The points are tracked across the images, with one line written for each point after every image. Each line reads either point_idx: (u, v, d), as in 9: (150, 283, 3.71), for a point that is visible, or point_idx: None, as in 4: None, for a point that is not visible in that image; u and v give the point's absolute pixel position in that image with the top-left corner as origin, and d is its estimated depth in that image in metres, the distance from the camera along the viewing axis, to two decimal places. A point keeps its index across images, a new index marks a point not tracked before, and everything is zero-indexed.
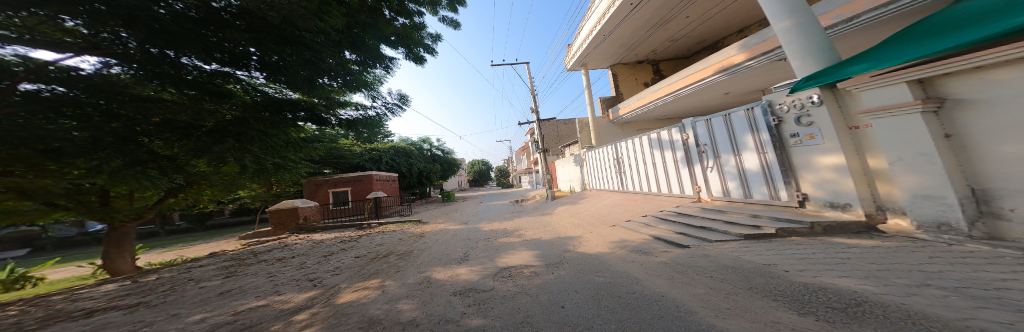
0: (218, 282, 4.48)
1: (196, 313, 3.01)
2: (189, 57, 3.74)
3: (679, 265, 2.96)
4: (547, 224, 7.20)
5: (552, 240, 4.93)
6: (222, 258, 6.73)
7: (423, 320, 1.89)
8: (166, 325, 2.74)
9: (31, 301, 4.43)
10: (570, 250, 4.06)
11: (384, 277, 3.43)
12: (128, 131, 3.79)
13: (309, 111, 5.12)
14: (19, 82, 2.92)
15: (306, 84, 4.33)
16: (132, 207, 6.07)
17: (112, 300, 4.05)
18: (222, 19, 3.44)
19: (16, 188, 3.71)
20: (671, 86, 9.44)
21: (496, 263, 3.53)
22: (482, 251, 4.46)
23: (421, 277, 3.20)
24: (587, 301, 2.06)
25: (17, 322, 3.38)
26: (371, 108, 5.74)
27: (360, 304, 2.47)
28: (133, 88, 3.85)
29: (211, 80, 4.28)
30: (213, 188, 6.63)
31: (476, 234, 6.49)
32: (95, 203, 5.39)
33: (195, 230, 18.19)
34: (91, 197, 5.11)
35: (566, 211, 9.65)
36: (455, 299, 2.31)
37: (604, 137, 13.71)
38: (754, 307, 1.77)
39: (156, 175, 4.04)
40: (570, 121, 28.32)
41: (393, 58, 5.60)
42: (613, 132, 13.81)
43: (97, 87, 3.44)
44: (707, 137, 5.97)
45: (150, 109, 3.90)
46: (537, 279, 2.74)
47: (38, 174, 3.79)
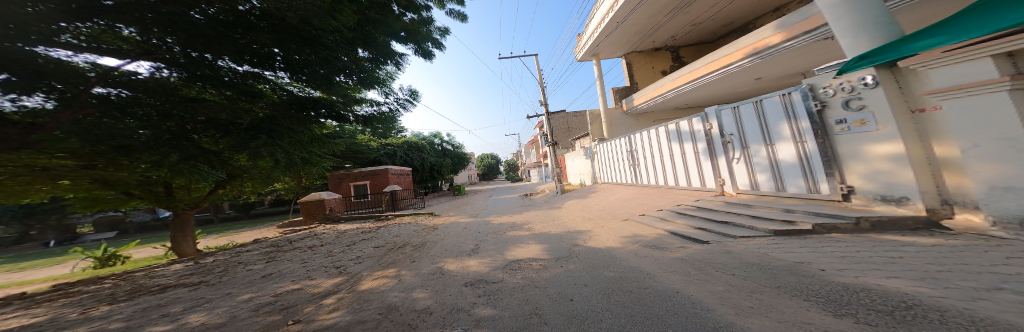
0: (262, 265, 4.96)
1: (244, 293, 3.38)
2: (225, 59, 4.02)
3: (695, 261, 2.83)
4: (558, 218, 7.18)
5: (560, 234, 4.91)
6: (265, 245, 7.45)
7: (436, 309, 1.98)
8: (221, 302, 3.09)
9: (120, 276, 5.20)
10: (575, 244, 4.03)
11: (401, 266, 3.61)
12: (180, 129, 4.28)
13: (330, 108, 5.31)
14: (93, 86, 3.34)
15: (325, 82, 4.61)
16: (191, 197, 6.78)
17: (180, 278, 4.64)
18: (249, 21, 3.66)
19: (101, 179, 4.34)
20: (693, 73, 8.83)
21: (505, 256, 3.58)
22: (492, 243, 4.56)
23: (432, 268, 3.32)
24: (600, 295, 2.04)
25: (111, 293, 3.98)
26: (385, 104, 5.91)
27: (379, 291, 2.63)
28: (180, 90, 4.24)
29: (244, 82, 4.60)
30: (251, 181, 7.30)
31: (486, 227, 6.63)
32: (161, 193, 6.14)
33: (241, 218, 20.20)
34: (157, 188, 5.86)
35: (577, 205, 9.49)
36: (466, 289, 2.38)
37: (617, 129, 13.35)
38: (781, 306, 1.67)
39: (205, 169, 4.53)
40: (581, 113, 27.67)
41: (403, 54, 5.70)
42: (627, 124, 13.38)
43: (153, 89, 3.84)
44: (734, 126, 5.59)
45: (196, 109, 4.30)
46: (546, 272, 2.75)
47: (116, 168, 4.41)
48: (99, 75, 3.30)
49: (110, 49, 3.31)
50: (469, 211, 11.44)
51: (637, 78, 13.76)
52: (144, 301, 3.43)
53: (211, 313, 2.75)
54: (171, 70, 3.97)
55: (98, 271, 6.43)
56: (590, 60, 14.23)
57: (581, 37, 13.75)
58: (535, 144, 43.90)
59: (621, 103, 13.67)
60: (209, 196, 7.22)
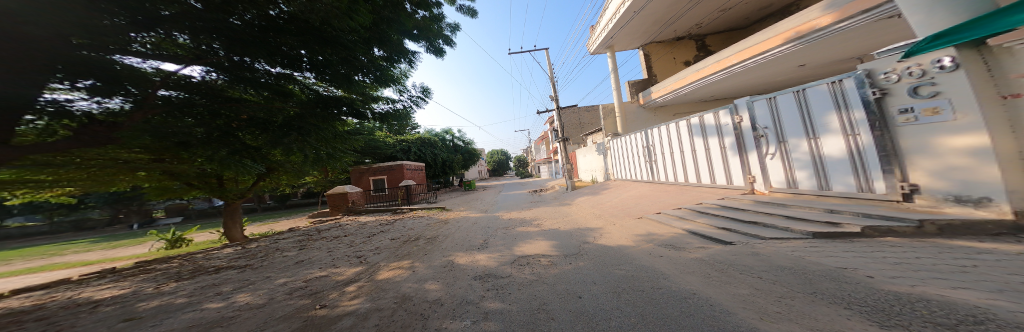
0: (295, 252, 5.42)
1: (280, 277, 3.70)
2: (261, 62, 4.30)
3: (713, 261, 2.69)
4: (573, 214, 7.06)
5: (569, 231, 4.85)
6: (298, 233, 8.10)
7: (446, 300, 2.05)
8: (262, 284, 3.43)
9: (186, 256, 5.97)
10: (583, 242, 3.96)
11: (414, 258, 3.76)
12: (226, 127, 4.72)
13: (350, 106, 5.61)
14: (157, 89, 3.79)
15: (345, 81, 4.86)
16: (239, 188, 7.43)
17: (230, 261, 5.21)
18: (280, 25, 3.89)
19: (167, 171, 4.99)
20: (722, 63, 8.21)
21: (513, 251, 3.60)
22: (501, 239, 4.59)
23: (444, 261, 3.43)
24: (612, 293, 2.01)
25: (178, 271, 4.57)
26: (399, 101, 6.10)
27: (394, 282, 2.76)
28: (226, 91, 4.68)
29: (277, 82, 4.92)
30: (283, 175, 7.90)
31: (495, 222, 6.70)
32: (214, 184, 6.85)
33: (278, 208, 22.08)
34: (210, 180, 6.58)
35: (588, 202, 9.18)
36: (475, 283, 2.43)
37: (633, 124, 12.69)
38: (816, 314, 1.53)
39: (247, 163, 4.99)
40: (594, 108, 26.83)
41: (415, 52, 5.80)
42: (644, 118, 12.68)
43: (203, 91, 4.31)
44: (770, 119, 5.15)
45: (239, 108, 4.70)
46: (554, 269, 2.73)
47: (178, 161, 5.03)
48: (161, 80, 3.74)
49: (169, 55, 3.70)
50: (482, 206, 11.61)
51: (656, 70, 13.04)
52: (202, 280, 3.90)
53: (254, 293, 3.06)
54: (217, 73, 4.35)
55: (169, 251, 7.39)
56: (604, 52, 13.62)
57: (595, 28, 13.18)
58: (546, 139, 42.82)
59: (638, 96, 13.01)
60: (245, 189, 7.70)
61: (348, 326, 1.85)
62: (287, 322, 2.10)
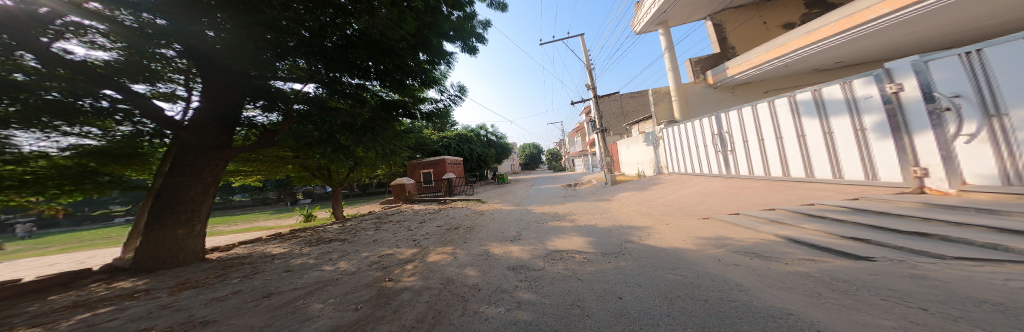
0: (372, 231, 6.53)
1: (363, 251, 4.47)
2: (344, 75, 5.19)
3: (808, 274, 2.12)
4: (620, 210, 6.52)
5: (607, 228, 4.51)
6: (372, 216, 9.63)
7: (483, 286, 2.18)
8: (352, 255, 4.24)
9: (311, 228, 7.84)
10: (620, 240, 3.64)
11: (455, 245, 4.07)
12: (329, 131, 5.67)
13: (404, 108, 6.27)
14: (294, 102, 5.37)
15: (399, 85, 5.52)
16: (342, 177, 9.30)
17: (339, 234, 6.60)
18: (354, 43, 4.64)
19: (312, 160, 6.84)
20: (859, 13, 5.97)
21: (546, 246, 3.55)
22: (533, 232, 4.56)
23: (484, 249, 3.61)
24: (672, 299, 1.78)
25: (306, 240, 6.08)
26: (440, 101, 6.58)
27: (440, 265, 3.05)
28: (328, 102, 5.81)
29: (359, 92, 5.78)
30: (361, 168, 9.41)
31: (528, 215, 6.69)
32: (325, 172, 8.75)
33: (358, 194, 26.51)
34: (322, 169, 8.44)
35: (632, 198, 8.24)
36: (509, 273, 2.51)
37: (702, 106, 11.12)
38: (962, 327, 1.14)
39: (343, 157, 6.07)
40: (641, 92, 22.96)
41: (452, 52, 6.11)
42: (715, 100, 10.99)
43: (315, 103, 5.51)
44: (962, 83, 3.38)
45: (335, 115, 5.67)
46: (590, 266, 2.60)
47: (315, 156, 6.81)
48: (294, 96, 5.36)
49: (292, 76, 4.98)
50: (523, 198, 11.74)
51: (729, 42, 11.11)
52: (315, 249, 5.01)
53: (346, 262, 3.84)
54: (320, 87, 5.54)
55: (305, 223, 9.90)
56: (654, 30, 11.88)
57: (641, 4, 11.58)
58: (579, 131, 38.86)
59: (703, 74, 11.22)
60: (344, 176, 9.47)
61: (406, 300, 2.12)
62: (365, 290, 2.54)
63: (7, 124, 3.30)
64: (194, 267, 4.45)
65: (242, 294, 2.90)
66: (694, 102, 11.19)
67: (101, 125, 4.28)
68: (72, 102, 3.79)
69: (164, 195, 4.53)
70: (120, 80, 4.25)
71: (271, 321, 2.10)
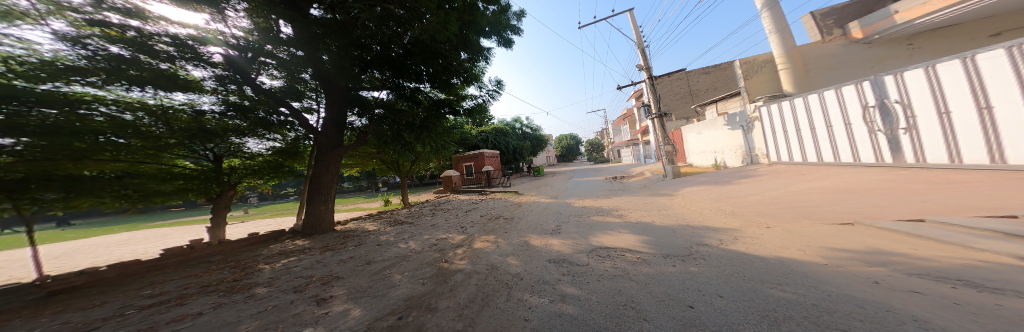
0: (429, 217, 7.31)
1: (424, 234, 5.02)
2: (406, 80, 5.78)
3: (956, 281, 1.57)
4: (680, 206, 5.80)
5: (659, 226, 4.08)
6: (429, 204, 10.70)
7: (525, 276, 2.22)
8: (424, 236, 4.89)
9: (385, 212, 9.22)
10: (674, 240, 3.29)
11: (497, 235, 4.22)
12: (394, 131, 6.38)
13: (451, 106, 6.62)
14: (374, 108, 6.19)
15: (445, 85, 5.86)
16: (411, 168, 10.63)
17: (409, 217, 7.59)
18: (408, 49, 5.10)
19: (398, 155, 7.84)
20: None
21: (589, 241, 3.40)
22: (574, 226, 4.42)
23: (528, 240, 3.68)
24: (757, 305, 1.50)
25: (388, 220, 7.28)
26: (480, 96, 6.73)
27: (485, 251, 3.22)
28: (397, 105, 6.53)
29: (415, 95, 6.35)
30: (420, 161, 10.43)
31: (569, 209, 6.48)
32: (396, 164, 10.13)
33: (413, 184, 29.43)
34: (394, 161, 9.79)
35: (692, 192, 7.22)
36: (551, 265, 2.51)
37: (836, 72, 10.39)
38: None
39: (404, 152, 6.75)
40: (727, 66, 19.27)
41: (490, 48, 6.22)
42: (852, 59, 10.10)
43: (388, 107, 6.27)
44: None
45: (402, 116, 6.36)
46: (641, 266, 2.41)
47: (394, 152, 7.86)
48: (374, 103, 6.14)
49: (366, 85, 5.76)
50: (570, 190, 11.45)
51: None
52: (389, 230, 5.86)
53: (417, 241, 4.45)
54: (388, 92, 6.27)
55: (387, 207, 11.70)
56: None
57: None
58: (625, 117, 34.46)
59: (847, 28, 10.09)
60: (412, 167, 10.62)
61: (459, 281, 2.32)
62: (428, 268, 2.88)
63: (244, 134, 5.39)
64: (328, 236, 5.83)
65: (349, 260, 3.67)
66: (830, 66, 10.44)
67: (281, 132, 6.07)
68: (269, 117, 5.61)
69: (317, 182, 6.09)
70: (290, 99, 5.79)
71: (365, 285, 2.57)
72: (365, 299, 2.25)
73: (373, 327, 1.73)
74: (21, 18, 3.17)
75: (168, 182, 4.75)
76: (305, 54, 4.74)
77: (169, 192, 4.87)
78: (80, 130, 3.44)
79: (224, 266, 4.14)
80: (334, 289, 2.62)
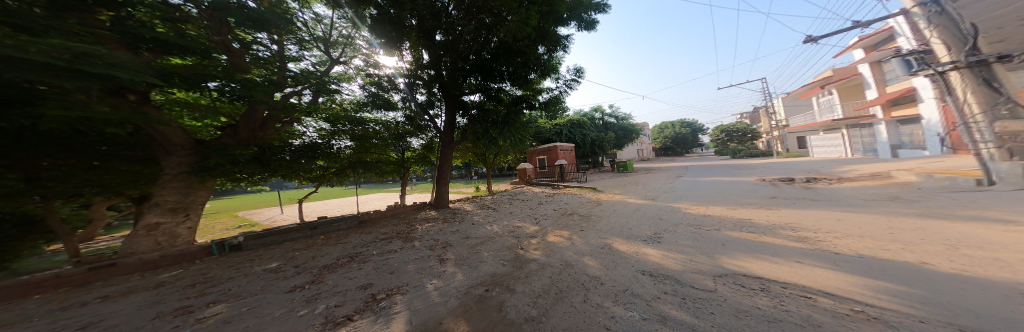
0: (503, 206, 7.03)
1: (504, 220, 5.02)
2: (478, 79, 6.45)
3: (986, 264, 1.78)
4: (711, 197, 6.14)
5: (682, 220, 4.25)
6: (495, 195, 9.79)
7: (607, 281, 2.08)
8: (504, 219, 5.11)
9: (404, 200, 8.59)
10: (729, 228, 3.48)
11: (571, 230, 3.97)
12: (483, 127, 7.04)
13: (529, 102, 6.87)
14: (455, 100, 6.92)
15: (523, 81, 6.28)
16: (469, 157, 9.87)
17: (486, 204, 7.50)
18: (485, 42, 5.45)
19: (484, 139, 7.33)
20: None
21: (637, 238, 3.37)
22: (606, 222, 4.41)
23: (590, 237, 3.54)
24: (844, 293, 1.53)
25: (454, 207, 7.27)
26: (558, 88, 7.06)
27: (558, 246, 3.11)
28: (486, 107, 7.08)
29: (491, 91, 6.73)
30: (505, 153, 9.69)
31: (579, 204, 6.53)
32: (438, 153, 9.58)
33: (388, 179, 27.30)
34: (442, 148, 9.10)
35: (684, 190, 7.81)
36: (620, 267, 2.40)
37: None
38: None
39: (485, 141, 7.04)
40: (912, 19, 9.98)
41: (569, 37, 6.36)
42: None
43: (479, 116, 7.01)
44: None
45: (490, 116, 6.96)
46: (700, 261, 2.40)
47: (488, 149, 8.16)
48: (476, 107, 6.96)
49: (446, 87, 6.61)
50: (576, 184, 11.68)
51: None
52: (466, 216, 5.83)
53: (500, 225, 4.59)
54: (480, 91, 6.73)
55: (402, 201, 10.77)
56: None
57: None
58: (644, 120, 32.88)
59: None
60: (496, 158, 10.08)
61: (535, 268, 2.26)
62: (506, 251, 2.90)
63: (361, 123, 5.83)
64: (415, 220, 5.78)
65: (452, 233, 4.20)
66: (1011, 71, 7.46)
67: (420, 136, 7.24)
68: (403, 124, 6.71)
69: (442, 169, 7.14)
70: (435, 103, 7.18)
71: (466, 255, 2.84)
72: (465, 266, 2.45)
73: (467, 293, 1.77)
74: (291, 60, 4.89)
75: (315, 168, 5.55)
76: (437, 74, 6.09)
77: (386, 173, 6.88)
78: (268, 97, 4.07)
79: (327, 242, 4.37)
80: (446, 254, 2.99)
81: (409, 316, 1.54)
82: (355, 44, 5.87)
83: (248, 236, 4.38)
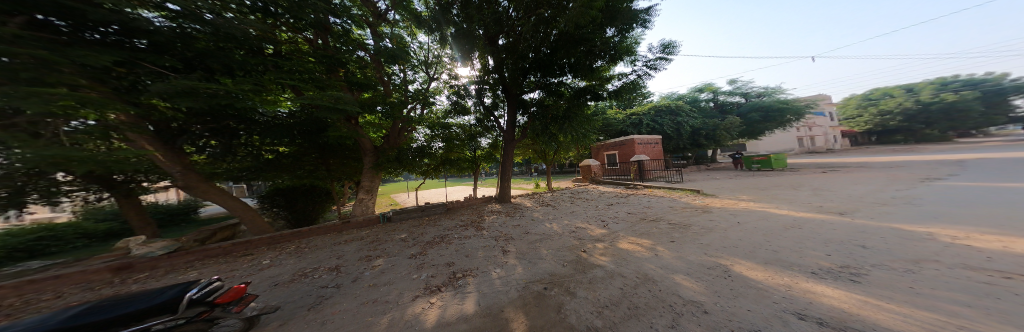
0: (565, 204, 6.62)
1: (564, 218, 4.82)
2: (547, 77, 6.38)
3: None
4: (938, 207, 3.79)
5: (846, 236, 2.87)
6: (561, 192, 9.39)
7: (707, 304, 1.61)
8: (573, 217, 4.95)
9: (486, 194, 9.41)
10: (967, 257, 2.06)
11: (650, 237, 3.34)
12: (542, 123, 6.78)
13: (593, 92, 6.48)
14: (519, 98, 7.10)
15: (589, 70, 5.90)
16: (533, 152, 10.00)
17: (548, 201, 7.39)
18: (545, 35, 5.49)
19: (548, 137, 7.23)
20: None
21: (759, 254, 2.49)
22: (709, 231, 3.47)
23: (695, 246, 2.88)
24: None
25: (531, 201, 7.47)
26: (632, 73, 6.35)
27: (634, 254, 2.66)
28: (555, 101, 6.88)
29: (556, 87, 6.61)
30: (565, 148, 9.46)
31: (674, 207, 5.40)
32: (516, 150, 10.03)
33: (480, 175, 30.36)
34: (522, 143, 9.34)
35: (855, 194, 5.29)
36: (732, 290, 1.80)
37: None
38: None
39: (546, 136, 6.97)
40: None
41: (649, 11, 5.52)
42: None
43: (542, 114, 6.77)
44: None
45: (553, 112, 6.73)
46: (887, 299, 1.53)
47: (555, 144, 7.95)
48: (535, 104, 6.95)
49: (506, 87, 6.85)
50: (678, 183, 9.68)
51: None
52: (538, 210, 6.03)
53: (564, 223, 4.45)
54: (540, 87, 6.71)
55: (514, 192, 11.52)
56: None
57: None
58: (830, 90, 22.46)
59: None
60: (556, 154, 10.11)
61: (601, 276, 2.07)
62: (567, 252, 2.78)
63: (438, 127, 6.67)
64: (491, 211, 6.29)
65: (516, 227, 4.41)
66: None
67: (485, 133, 7.61)
68: (479, 123, 7.31)
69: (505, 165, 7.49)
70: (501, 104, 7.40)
71: (527, 250, 2.94)
72: (526, 261, 2.58)
73: (526, 288, 1.86)
74: (400, 82, 6.18)
75: (423, 168, 6.65)
76: (499, 77, 6.37)
77: (463, 169, 7.56)
78: (381, 109, 5.22)
79: (426, 223, 5.37)
80: (509, 246, 3.19)
81: (478, 298, 1.74)
82: (443, 63, 6.90)
83: (395, 211, 5.90)
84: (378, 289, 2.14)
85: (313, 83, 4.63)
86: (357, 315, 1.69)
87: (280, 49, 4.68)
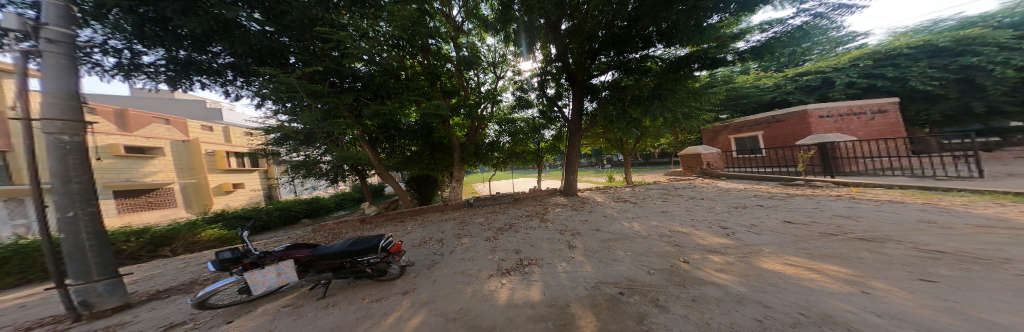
0: (659, 201, 5.44)
1: (653, 219, 3.96)
2: (628, 53, 5.84)
3: None
4: None
5: None
6: (658, 186, 7.82)
7: None
8: (674, 217, 4.00)
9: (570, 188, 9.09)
10: None
11: (817, 254, 2.20)
12: (619, 107, 6.13)
13: (702, 58, 5.47)
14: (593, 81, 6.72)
15: (698, 33, 4.65)
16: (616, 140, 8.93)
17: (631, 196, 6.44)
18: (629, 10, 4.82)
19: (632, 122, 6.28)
20: None
21: None
22: (963, 256, 1.94)
23: (973, 278, 1.59)
24: None
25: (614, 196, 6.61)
26: (792, 19, 4.54)
27: (785, 277, 1.81)
28: (635, 79, 6.25)
29: (638, 64, 6.02)
30: (658, 132, 7.94)
31: (878, 214, 3.35)
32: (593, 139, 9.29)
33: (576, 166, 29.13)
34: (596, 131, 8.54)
35: None
36: None
37: None
38: None
39: (623, 124, 6.19)
40: None
41: None
42: None
43: (613, 96, 6.35)
44: None
45: (632, 92, 6.07)
46: None
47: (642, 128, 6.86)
48: (608, 86, 6.48)
49: (578, 75, 6.50)
50: (927, 175, 5.68)
51: None
52: (615, 205, 5.35)
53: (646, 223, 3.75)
54: (613, 67, 6.29)
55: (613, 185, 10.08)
56: None
57: None
58: None
59: None
60: (636, 143, 8.92)
61: (718, 297, 1.57)
62: (660, 259, 2.32)
63: (510, 122, 7.07)
64: (563, 202, 6.14)
65: (584, 221, 4.11)
66: None
67: (551, 124, 7.63)
68: (545, 115, 7.45)
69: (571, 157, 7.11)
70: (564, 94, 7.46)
71: (597, 248, 2.72)
72: (596, 260, 2.39)
73: (598, 288, 1.73)
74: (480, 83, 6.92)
75: (497, 161, 7.31)
76: (562, 65, 6.34)
77: (528, 161, 7.70)
78: (464, 112, 6.25)
79: (500, 210, 5.91)
80: (576, 241, 3.06)
81: (544, 287, 1.80)
82: (507, 61, 7.14)
83: (476, 198, 6.66)
84: (465, 262, 2.58)
85: (420, 94, 5.78)
86: (452, 282, 2.10)
87: (407, 72, 6.08)
